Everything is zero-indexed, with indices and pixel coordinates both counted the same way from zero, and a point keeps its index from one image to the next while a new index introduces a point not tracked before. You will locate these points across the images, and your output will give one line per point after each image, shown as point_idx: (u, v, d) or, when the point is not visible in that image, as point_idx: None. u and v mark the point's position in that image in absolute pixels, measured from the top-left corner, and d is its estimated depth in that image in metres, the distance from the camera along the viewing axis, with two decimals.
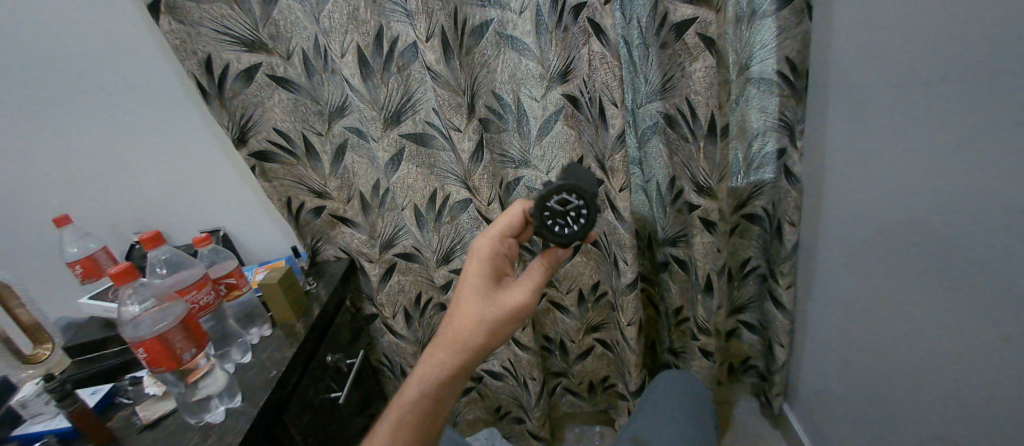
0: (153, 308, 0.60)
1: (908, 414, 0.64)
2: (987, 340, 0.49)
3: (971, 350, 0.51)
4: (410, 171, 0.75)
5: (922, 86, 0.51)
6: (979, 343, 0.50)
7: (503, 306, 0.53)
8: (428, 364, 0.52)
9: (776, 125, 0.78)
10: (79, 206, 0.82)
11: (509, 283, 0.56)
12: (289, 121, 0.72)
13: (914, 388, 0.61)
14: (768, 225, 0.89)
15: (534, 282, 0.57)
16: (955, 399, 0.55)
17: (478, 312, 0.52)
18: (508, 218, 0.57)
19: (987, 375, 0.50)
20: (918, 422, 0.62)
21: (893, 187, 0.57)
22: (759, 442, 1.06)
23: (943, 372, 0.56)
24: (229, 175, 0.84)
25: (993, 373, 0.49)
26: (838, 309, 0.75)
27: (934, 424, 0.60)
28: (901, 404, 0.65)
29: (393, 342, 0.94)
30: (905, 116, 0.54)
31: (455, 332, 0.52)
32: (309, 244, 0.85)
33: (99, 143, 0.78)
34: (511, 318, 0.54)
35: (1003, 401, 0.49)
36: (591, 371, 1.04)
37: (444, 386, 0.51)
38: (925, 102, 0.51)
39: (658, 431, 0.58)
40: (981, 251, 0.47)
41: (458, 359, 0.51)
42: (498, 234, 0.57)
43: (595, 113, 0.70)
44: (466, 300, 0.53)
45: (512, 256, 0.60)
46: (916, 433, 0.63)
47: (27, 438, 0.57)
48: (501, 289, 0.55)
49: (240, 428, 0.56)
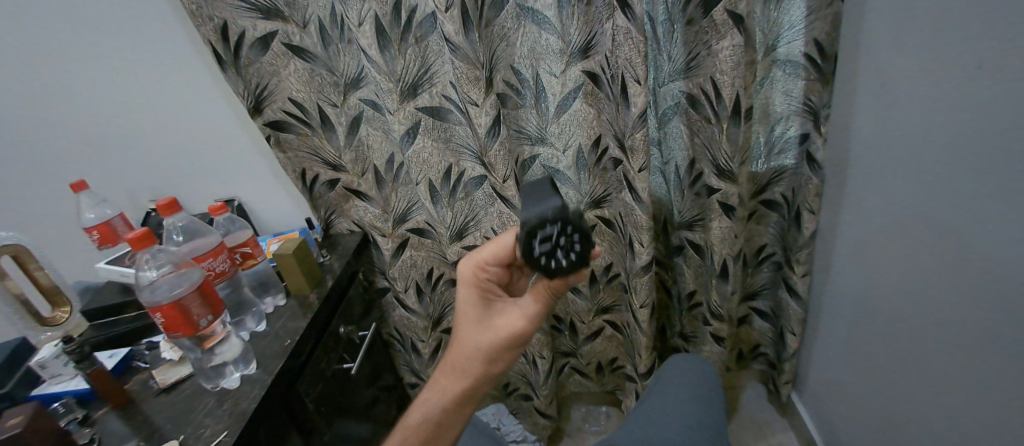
0: (170, 274, 0.60)
1: (916, 405, 0.63)
2: (994, 335, 0.48)
3: (979, 344, 0.51)
4: (426, 145, 0.74)
5: (953, 74, 0.48)
6: (985, 337, 0.50)
7: (497, 335, 0.51)
8: (434, 389, 0.53)
9: (800, 110, 0.76)
10: (94, 173, 0.83)
11: (506, 309, 0.53)
12: (305, 92, 0.71)
13: (921, 379, 0.61)
14: (786, 212, 0.87)
15: (536, 308, 0.51)
16: (963, 390, 0.54)
17: (476, 341, 0.51)
18: (496, 248, 0.52)
19: (994, 369, 0.49)
20: (926, 414, 0.62)
21: (917, 176, 0.55)
22: (764, 428, 1.06)
23: (951, 363, 0.55)
24: (243, 144, 0.83)
25: (1001, 368, 0.48)
26: (854, 298, 0.73)
27: (939, 417, 0.60)
28: (910, 395, 0.64)
29: (403, 317, 0.95)
30: (934, 104, 0.51)
31: (458, 357, 0.52)
32: (322, 217, 0.85)
33: (115, 110, 0.78)
34: (511, 348, 0.51)
35: (1008, 395, 0.48)
36: (600, 352, 1.04)
37: (450, 410, 0.51)
38: (956, 90, 0.48)
39: (667, 415, 0.58)
40: (990, 246, 0.47)
41: (459, 388, 0.51)
42: (480, 261, 0.53)
43: (617, 90, 0.68)
44: (469, 329, 0.52)
45: (502, 279, 0.55)
46: (924, 424, 0.63)
47: (47, 398, 0.59)
48: (497, 316, 0.52)
49: (255, 394, 0.57)
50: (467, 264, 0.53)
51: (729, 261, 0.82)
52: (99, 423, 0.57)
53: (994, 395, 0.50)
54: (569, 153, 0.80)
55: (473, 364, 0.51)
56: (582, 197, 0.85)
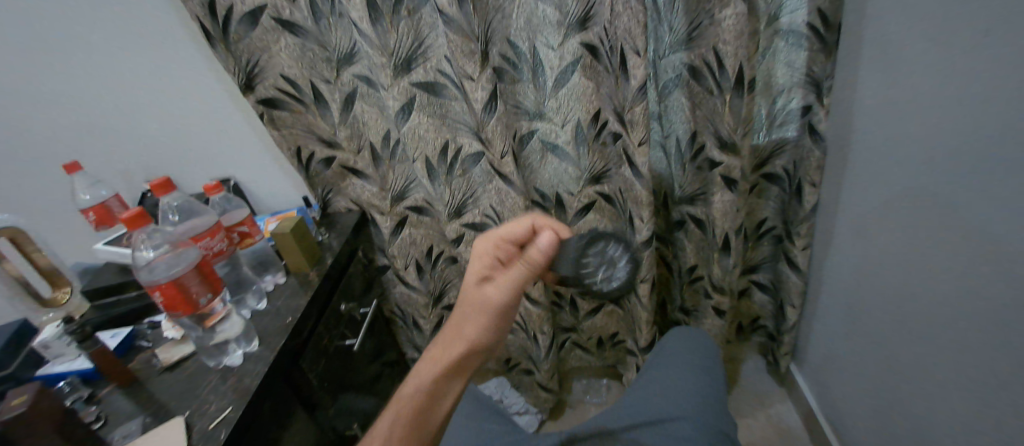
0: (167, 253, 0.60)
1: (911, 373, 0.64)
2: (991, 302, 0.48)
3: (974, 312, 0.51)
4: (421, 121, 0.73)
5: (959, 41, 0.47)
6: (980, 306, 0.50)
7: (474, 307, 0.49)
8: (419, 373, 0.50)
9: (803, 81, 0.74)
10: (89, 152, 0.82)
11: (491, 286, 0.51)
12: (298, 67, 0.70)
13: (918, 348, 0.62)
14: (787, 185, 0.86)
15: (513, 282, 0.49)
16: (959, 359, 0.55)
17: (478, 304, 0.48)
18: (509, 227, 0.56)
19: (989, 337, 0.50)
20: (923, 383, 0.62)
21: (920, 145, 0.55)
22: (764, 399, 1.08)
23: (947, 332, 0.56)
24: (237, 123, 0.82)
25: (997, 337, 0.49)
26: (854, 269, 0.74)
27: (934, 384, 0.60)
28: (907, 365, 0.65)
29: (404, 294, 0.96)
30: (940, 72, 0.50)
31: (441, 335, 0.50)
32: (320, 195, 0.84)
33: (106, 92, 0.77)
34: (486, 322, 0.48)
35: (1001, 362, 0.49)
36: (601, 327, 1.05)
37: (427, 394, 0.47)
38: (961, 57, 0.47)
39: (669, 385, 0.59)
40: (988, 215, 0.47)
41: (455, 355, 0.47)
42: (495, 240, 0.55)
43: (615, 62, 0.69)
44: (472, 295, 0.50)
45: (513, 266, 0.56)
46: (918, 391, 0.64)
47: (50, 379, 0.59)
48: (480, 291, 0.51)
49: (260, 370, 0.58)
50: (484, 241, 0.55)
51: (731, 235, 0.82)
52: (105, 401, 0.58)
53: (987, 362, 0.51)
54: (568, 127, 0.77)
55: (470, 329, 0.48)
56: (581, 173, 0.81)
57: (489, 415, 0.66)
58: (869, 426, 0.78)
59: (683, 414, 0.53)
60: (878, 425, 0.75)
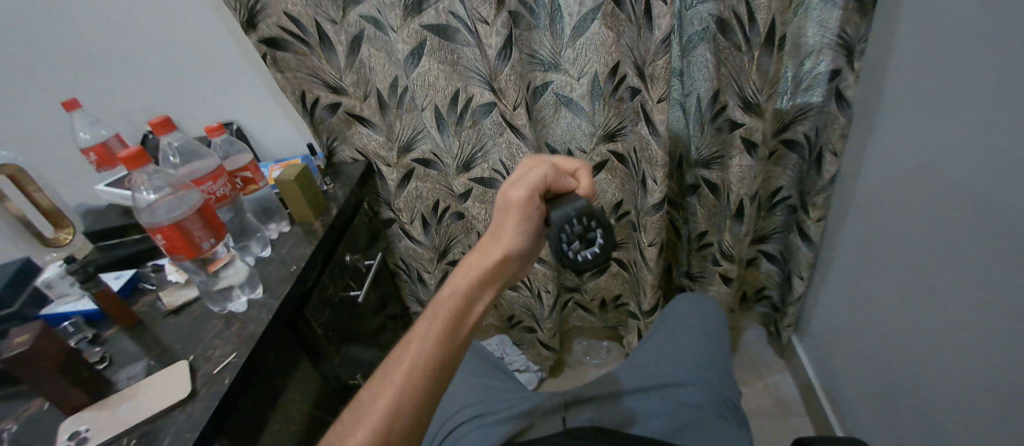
0: (168, 196, 0.58)
1: (908, 352, 0.64)
2: (988, 280, 0.48)
3: (971, 288, 0.50)
4: (432, 67, 0.69)
5: (1003, 5, 0.42)
6: (978, 283, 0.49)
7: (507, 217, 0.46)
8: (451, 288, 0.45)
9: (833, 42, 0.69)
10: (87, 93, 0.79)
11: None
12: (301, 5, 0.65)
13: (915, 322, 0.61)
14: (808, 153, 0.83)
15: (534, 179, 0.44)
16: (954, 341, 0.54)
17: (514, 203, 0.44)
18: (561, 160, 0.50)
19: (985, 322, 0.49)
20: (916, 357, 0.62)
21: (950, 118, 0.51)
22: (761, 367, 1.10)
23: (944, 308, 0.55)
24: (239, 64, 0.79)
25: (990, 316, 0.48)
26: (865, 239, 0.72)
27: (928, 360, 0.60)
28: (903, 338, 0.65)
29: (409, 248, 0.97)
30: (981, 41, 0.46)
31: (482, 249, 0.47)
32: (325, 143, 0.83)
33: (99, 26, 0.73)
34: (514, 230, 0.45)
35: (994, 349, 0.48)
36: (605, 289, 1.05)
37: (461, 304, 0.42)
38: (1003, 26, 0.43)
39: (676, 348, 0.59)
40: (995, 191, 0.45)
41: (491, 261, 0.45)
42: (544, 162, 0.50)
43: (640, 10, 0.63)
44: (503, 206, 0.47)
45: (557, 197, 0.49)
46: (912, 368, 0.64)
47: (56, 318, 0.58)
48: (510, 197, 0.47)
49: (262, 317, 0.57)
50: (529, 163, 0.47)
51: (745, 201, 0.80)
52: (110, 341, 0.57)
53: (981, 346, 0.50)
54: (584, 80, 0.75)
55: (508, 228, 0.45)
56: (595, 130, 0.81)
57: (490, 369, 0.66)
58: (864, 400, 0.79)
59: (685, 380, 0.53)
60: (872, 399, 0.76)
